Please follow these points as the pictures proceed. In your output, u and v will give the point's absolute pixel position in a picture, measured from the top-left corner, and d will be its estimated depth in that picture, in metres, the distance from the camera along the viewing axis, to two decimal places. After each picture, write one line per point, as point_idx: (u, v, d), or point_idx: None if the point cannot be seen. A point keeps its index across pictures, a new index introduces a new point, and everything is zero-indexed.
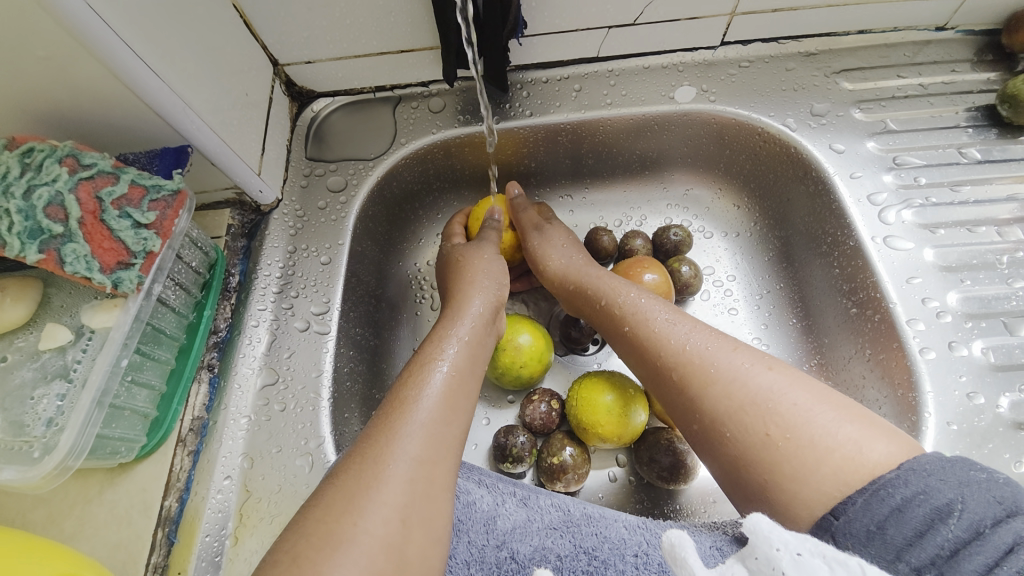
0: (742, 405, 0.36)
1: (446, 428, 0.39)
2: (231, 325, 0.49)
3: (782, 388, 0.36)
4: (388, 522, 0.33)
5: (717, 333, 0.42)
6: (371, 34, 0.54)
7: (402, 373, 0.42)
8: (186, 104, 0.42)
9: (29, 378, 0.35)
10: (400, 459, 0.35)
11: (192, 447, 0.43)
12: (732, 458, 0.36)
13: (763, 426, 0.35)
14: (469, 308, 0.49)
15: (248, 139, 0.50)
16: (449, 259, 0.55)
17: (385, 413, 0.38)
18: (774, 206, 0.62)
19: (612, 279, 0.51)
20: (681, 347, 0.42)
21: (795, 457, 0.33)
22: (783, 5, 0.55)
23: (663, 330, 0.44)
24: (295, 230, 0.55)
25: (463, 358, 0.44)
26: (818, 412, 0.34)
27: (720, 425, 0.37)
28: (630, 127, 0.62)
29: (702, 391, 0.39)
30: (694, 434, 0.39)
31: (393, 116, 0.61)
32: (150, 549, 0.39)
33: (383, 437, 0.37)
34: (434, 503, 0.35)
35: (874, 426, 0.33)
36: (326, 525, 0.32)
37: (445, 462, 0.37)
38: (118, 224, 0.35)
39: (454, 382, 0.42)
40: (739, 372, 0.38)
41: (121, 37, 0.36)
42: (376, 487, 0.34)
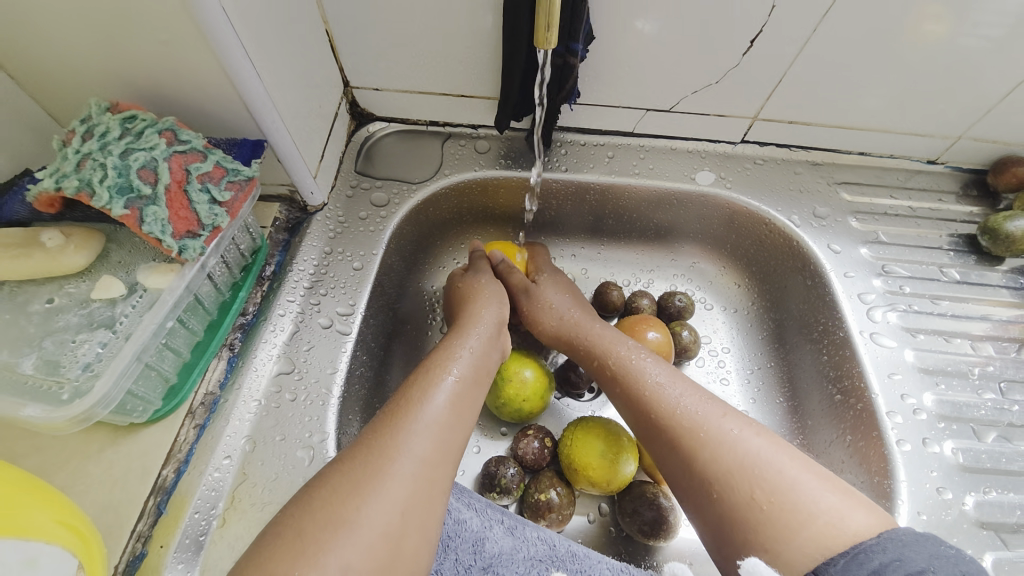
0: (730, 469, 0.39)
1: (452, 436, 0.40)
2: (258, 309, 0.51)
3: (768, 454, 0.39)
4: (391, 515, 0.34)
5: (708, 398, 0.44)
6: (439, 76, 0.60)
7: (413, 381, 0.44)
8: (272, 104, 0.46)
9: (74, 322, 0.37)
10: (407, 460, 0.37)
11: (199, 421, 0.44)
12: (719, 516, 0.38)
13: (750, 489, 0.38)
14: (480, 327, 0.51)
15: (312, 145, 0.55)
16: (463, 287, 0.58)
17: (397, 412, 0.40)
18: (770, 290, 0.68)
19: (606, 336, 0.54)
20: (672, 410, 0.44)
21: (777, 520, 0.36)
22: (798, 119, 0.63)
23: (654, 391, 0.46)
24: (334, 233, 0.58)
25: (473, 373, 0.46)
26: (803, 481, 0.37)
27: (708, 484, 0.40)
28: (652, 198, 0.68)
29: (693, 451, 0.41)
30: (680, 488, 0.42)
31: (441, 149, 0.67)
32: (138, 516, 0.39)
33: (392, 434, 0.38)
34: (434, 507, 0.37)
35: (853, 497, 0.36)
36: (333, 509, 0.33)
37: (446, 467, 0.39)
38: (198, 197, 0.38)
39: (463, 392, 0.44)
40: (728, 437, 0.40)
41: (239, 39, 0.41)
42: (382, 479, 0.35)
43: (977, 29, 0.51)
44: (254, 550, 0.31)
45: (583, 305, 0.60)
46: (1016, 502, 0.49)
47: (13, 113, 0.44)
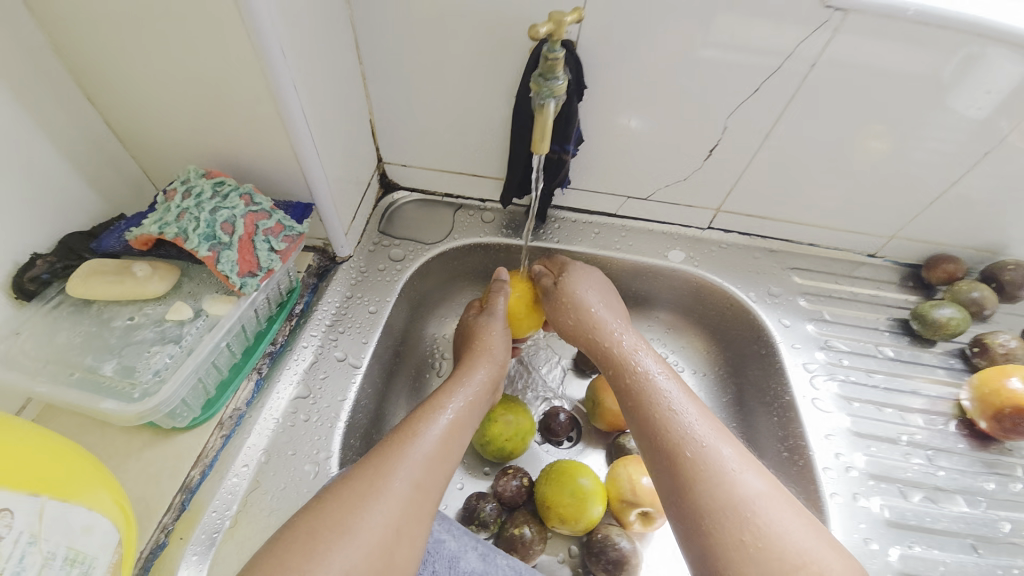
0: (726, 505, 0.46)
1: (440, 466, 0.47)
2: (286, 340, 0.59)
3: (760, 499, 0.46)
4: (385, 528, 0.41)
5: (718, 430, 0.51)
6: (457, 159, 0.74)
7: (415, 416, 0.51)
8: (323, 176, 0.58)
9: (150, 337, 0.45)
10: (402, 482, 0.44)
11: (226, 431, 0.51)
12: (706, 542, 0.45)
13: (739, 526, 0.44)
14: (478, 375, 0.59)
15: (347, 208, 0.67)
16: (473, 328, 0.65)
17: (396, 442, 0.47)
18: (733, 357, 0.77)
19: (629, 342, 0.62)
20: (685, 436, 0.50)
21: (762, 560, 0.43)
22: (753, 212, 0.76)
23: (667, 417, 0.52)
24: (355, 281, 0.68)
25: (464, 417, 0.53)
26: (788, 519, 0.45)
27: (704, 512, 0.46)
28: (631, 270, 0.79)
29: (693, 483, 0.48)
30: (681, 518, 0.48)
31: (452, 216, 0.79)
32: (166, 508, 0.46)
33: (392, 460, 0.45)
34: (421, 523, 0.44)
35: (828, 543, 0.44)
36: (340, 517, 0.40)
37: (434, 493, 0.46)
38: (260, 246, 0.49)
39: (454, 429, 0.51)
40: (727, 477, 0.47)
41: (309, 129, 0.54)
42: (378, 499, 0.42)
43: (891, 151, 0.64)
44: (272, 545, 0.39)
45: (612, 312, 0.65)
46: (938, 558, 0.56)
47: (119, 169, 0.56)
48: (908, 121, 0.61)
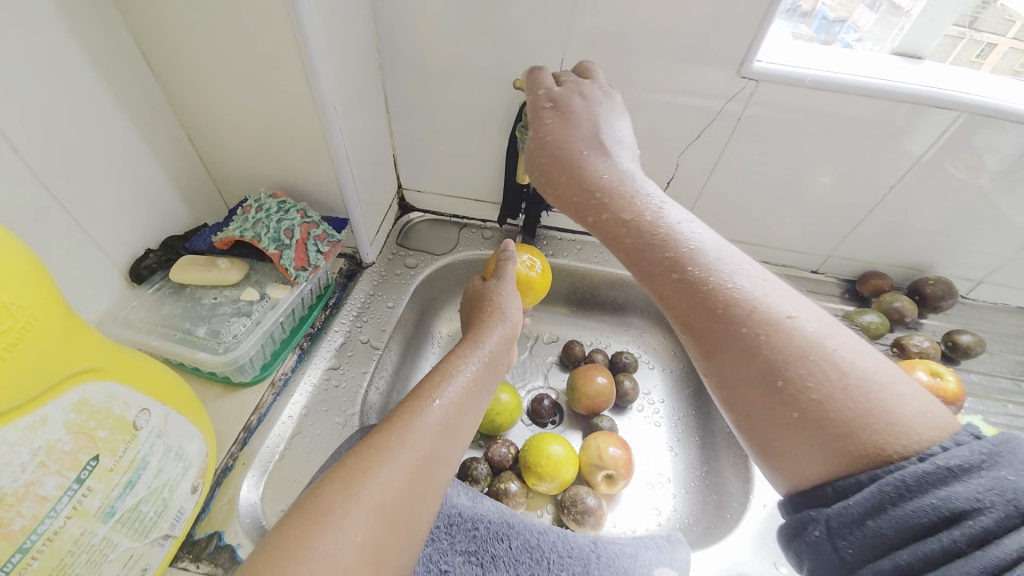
0: (819, 386, 0.35)
1: (449, 433, 0.44)
2: (322, 325, 0.75)
3: (842, 358, 0.36)
4: (391, 494, 0.37)
5: (770, 286, 0.39)
6: (462, 186, 0.91)
7: (420, 386, 0.47)
8: (357, 199, 0.75)
9: (230, 311, 0.61)
10: (410, 448, 0.40)
11: (276, 389, 0.66)
12: (805, 441, 0.35)
13: (843, 411, 0.34)
14: (488, 342, 0.55)
15: (372, 223, 0.83)
16: (483, 295, 0.64)
17: (400, 413, 0.43)
18: (693, 355, 0.90)
19: (615, 180, 0.48)
20: (747, 309, 0.38)
21: (868, 429, 0.33)
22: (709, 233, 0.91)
23: (720, 288, 0.39)
24: (377, 282, 0.84)
25: (468, 389, 0.48)
26: (877, 371, 0.35)
27: (795, 403, 0.35)
28: (608, 280, 0.94)
29: (772, 364, 0.36)
30: (759, 406, 0.37)
31: (458, 233, 0.95)
32: (233, 440, 0.60)
33: (400, 427, 0.41)
34: (428, 490, 0.40)
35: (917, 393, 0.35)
36: (348, 480, 0.36)
37: (444, 459, 0.42)
38: (310, 248, 0.65)
39: (467, 395, 0.48)
40: (806, 346, 0.36)
41: (349, 164, 0.70)
42: (383, 465, 0.38)
43: (818, 184, 0.80)
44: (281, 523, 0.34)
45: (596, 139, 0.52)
46: None
47: (203, 190, 0.74)
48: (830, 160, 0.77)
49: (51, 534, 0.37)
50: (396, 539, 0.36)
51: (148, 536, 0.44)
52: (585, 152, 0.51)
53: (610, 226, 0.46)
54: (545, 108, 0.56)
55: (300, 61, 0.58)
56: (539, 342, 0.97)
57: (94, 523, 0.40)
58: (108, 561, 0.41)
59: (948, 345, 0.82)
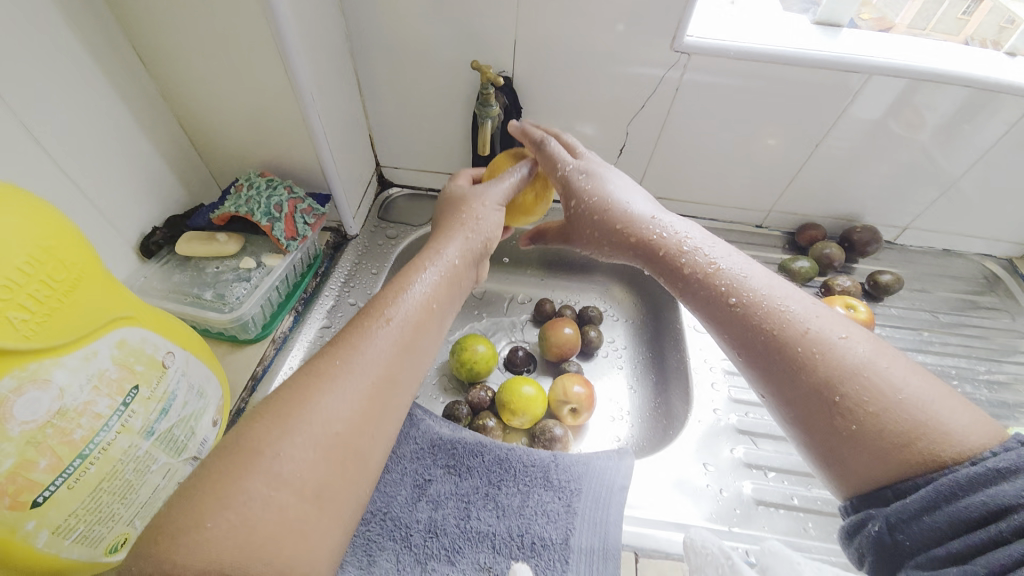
0: (901, 408, 0.41)
1: (397, 358, 0.46)
2: (313, 290, 0.84)
3: (916, 390, 0.42)
4: (332, 426, 0.40)
5: (841, 321, 0.47)
6: (435, 161, 0.99)
7: (370, 307, 0.49)
8: (338, 176, 0.83)
9: (231, 276, 0.71)
10: (352, 379, 0.43)
11: (276, 345, 0.76)
12: (879, 454, 0.41)
13: (894, 425, 0.40)
14: (448, 254, 0.57)
15: (354, 198, 0.91)
16: (464, 197, 0.65)
17: (346, 340, 0.46)
18: (651, 305, 1.00)
19: (672, 227, 0.58)
20: (805, 334, 0.46)
21: (936, 441, 0.39)
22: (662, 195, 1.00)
23: (776, 316, 0.48)
24: (361, 252, 0.93)
25: (418, 313, 0.50)
26: (917, 388, 0.42)
27: (858, 422, 0.42)
28: (573, 241, 1.03)
29: (835, 390, 0.43)
30: (817, 419, 0.44)
31: (435, 205, 1.04)
32: (242, 387, 0.70)
33: (342, 356, 0.44)
34: (377, 416, 0.43)
35: (964, 408, 0.41)
36: (288, 410, 0.40)
37: (392, 384, 0.45)
38: (298, 219, 0.74)
39: (421, 316, 0.50)
40: (880, 374, 0.43)
41: (328, 144, 0.78)
42: (322, 396, 0.41)
43: (765, 145, 0.89)
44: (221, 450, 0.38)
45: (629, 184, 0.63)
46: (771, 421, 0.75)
47: (197, 173, 0.82)
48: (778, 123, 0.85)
49: (105, 445, 0.46)
50: (334, 476, 0.39)
51: (181, 454, 0.55)
52: (622, 200, 0.60)
53: (668, 261, 0.56)
54: (577, 178, 0.62)
55: (278, 53, 0.65)
56: (513, 302, 1.07)
57: (139, 438, 0.49)
58: (151, 471, 0.51)
59: (871, 284, 0.93)
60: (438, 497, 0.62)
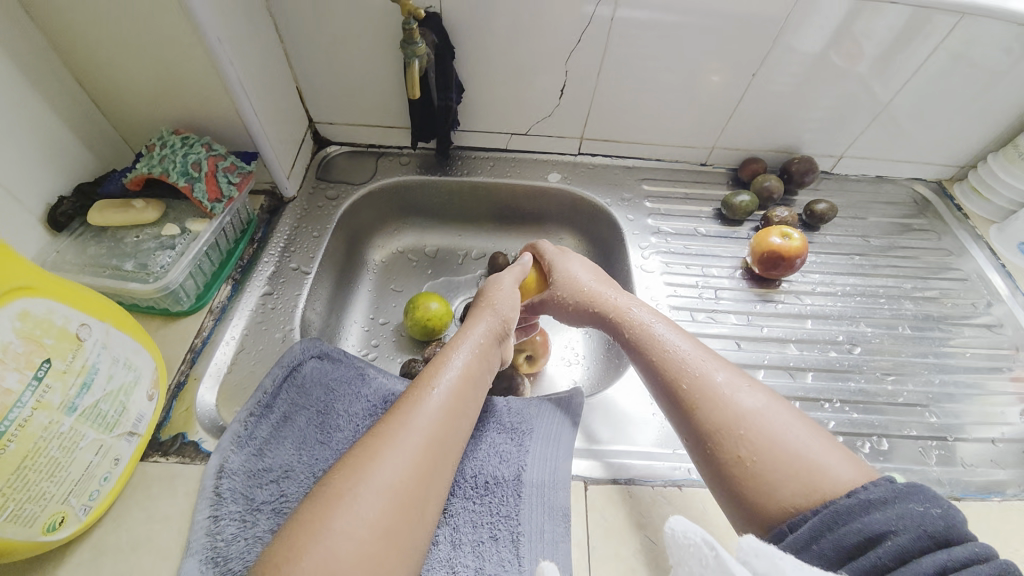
0: (793, 465, 0.47)
1: (438, 438, 0.51)
2: (251, 257, 0.81)
3: (804, 444, 0.48)
4: (375, 512, 0.44)
5: (769, 394, 0.54)
6: (372, 114, 0.94)
7: (405, 397, 0.54)
8: (263, 133, 0.78)
9: (154, 245, 0.68)
10: (387, 475, 0.46)
11: (215, 315, 0.73)
12: (766, 499, 0.47)
13: (777, 463, 0.48)
14: (478, 332, 0.64)
15: (286, 158, 0.87)
16: (484, 288, 0.73)
17: (388, 428, 0.50)
18: (603, 251, 1.01)
19: (641, 308, 0.66)
20: (734, 408, 0.52)
21: (824, 488, 0.45)
22: (608, 138, 0.99)
23: (719, 392, 0.54)
24: (300, 215, 0.89)
25: (451, 402, 0.54)
26: (809, 447, 0.48)
27: (756, 473, 0.48)
28: (523, 190, 1.01)
29: (747, 464, 0.49)
30: (718, 467, 0.51)
31: (376, 162, 0.99)
32: (181, 361, 0.68)
33: (382, 448, 0.48)
34: (416, 505, 0.46)
35: (849, 460, 0.47)
36: (336, 493, 0.44)
37: (425, 483, 0.48)
38: (221, 179, 0.71)
39: (452, 408, 0.53)
40: (792, 447, 0.48)
41: (247, 98, 0.73)
42: (366, 477, 0.45)
43: (709, 82, 0.88)
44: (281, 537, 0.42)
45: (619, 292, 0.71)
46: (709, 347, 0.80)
47: (106, 137, 0.75)
48: (721, 58, 0.84)
49: (22, 421, 0.45)
50: (398, 525, 0.45)
51: (113, 430, 0.54)
52: (584, 285, 0.72)
53: (612, 328, 0.67)
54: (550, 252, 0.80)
55: None
56: (467, 258, 1.05)
57: (60, 414, 0.48)
58: (79, 449, 0.50)
59: (808, 214, 0.97)
60: None
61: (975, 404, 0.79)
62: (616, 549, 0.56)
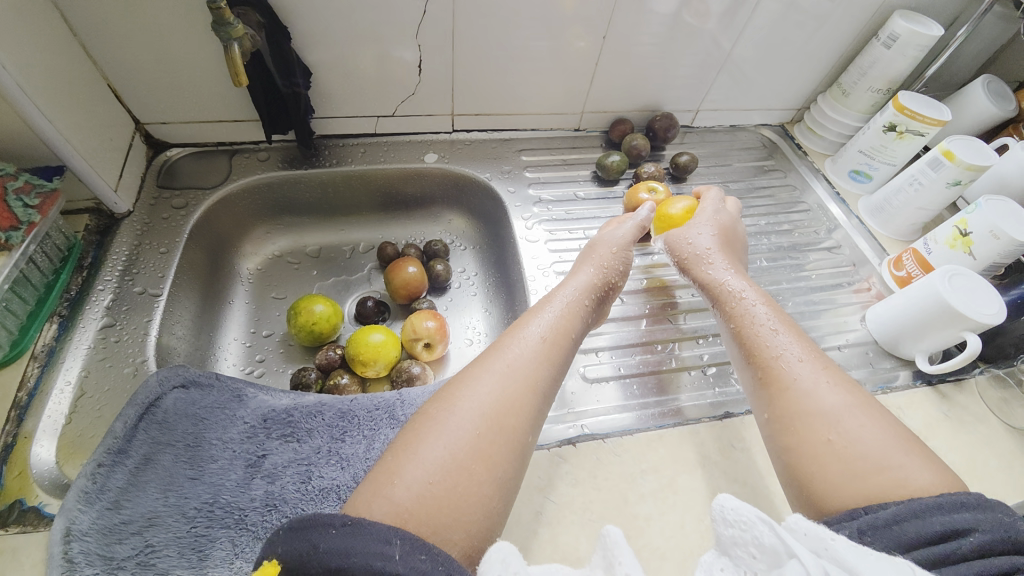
0: (871, 456, 0.48)
1: (518, 390, 0.51)
2: (80, 287, 0.70)
3: (889, 444, 0.48)
4: (460, 440, 0.46)
5: (863, 397, 0.53)
6: (212, 109, 0.84)
7: (508, 335, 0.58)
8: (66, 141, 0.67)
9: None
10: (467, 407, 0.49)
11: (41, 361, 0.63)
12: (827, 472, 0.49)
13: (842, 446, 0.50)
14: (568, 294, 0.66)
15: (109, 168, 0.75)
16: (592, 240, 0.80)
17: (491, 360, 0.54)
18: (492, 227, 1.01)
19: (758, 306, 0.65)
20: (812, 391, 0.54)
21: (894, 485, 0.45)
22: (479, 112, 0.98)
23: (803, 376, 0.56)
24: (141, 230, 0.78)
25: (540, 350, 0.56)
26: (896, 452, 0.48)
27: (829, 444, 0.50)
28: (400, 175, 0.96)
29: (798, 414, 0.54)
30: (785, 434, 0.54)
31: (229, 161, 0.89)
32: (3, 420, 0.58)
33: (478, 378, 0.52)
34: (495, 443, 0.47)
35: (939, 473, 0.46)
36: (434, 411, 0.49)
37: (512, 424, 0.49)
38: (13, 203, 0.63)
39: (540, 365, 0.55)
40: (872, 435, 0.49)
41: (32, 100, 0.62)
42: (447, 416, 0.48)
43: (576, 48, 0.89)
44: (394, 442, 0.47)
45: (736, 271, 0.72)
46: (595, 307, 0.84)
47: None
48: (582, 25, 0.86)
49: None
50: (476, 454, 0.46)
51: None
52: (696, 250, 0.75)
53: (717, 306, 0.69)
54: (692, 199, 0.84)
55: None
56: (355, 252, 0.99)
57: None
58: None
59: (673, 167, 1.03)
60: (274, 470, 0.59)
61: (827, 318, 0.90)
62: (519, 515, 0.59)
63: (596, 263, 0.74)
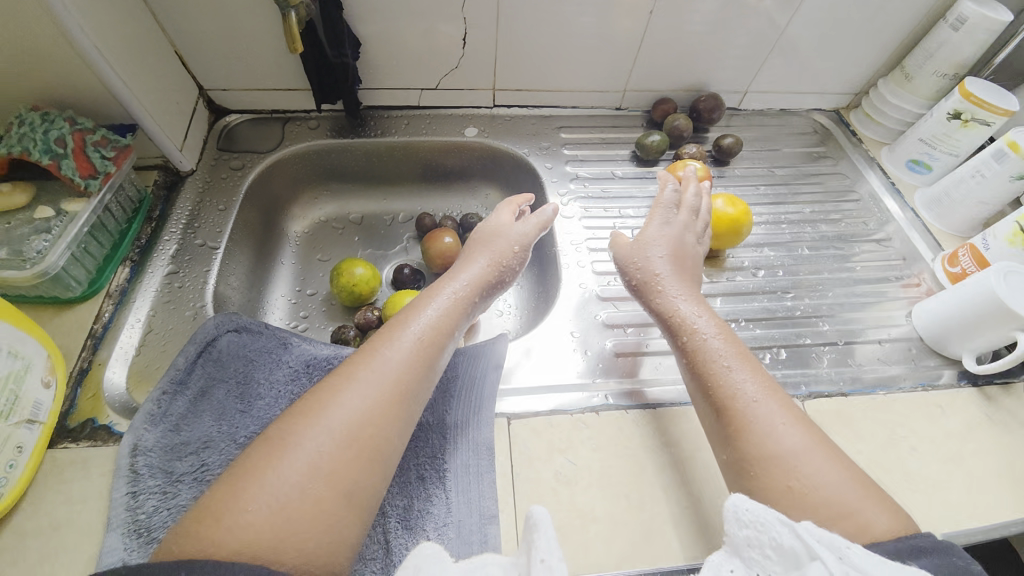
0: (817, 504, 0.48)
1: (381, 411, 0.50)
2: (149, 237, 0.77)
3: (828, 490, 0.49)
4: (314, 469, 0.44)
5: (810, 438, 0.53)
6: (268, 77, 0.89)
7: (371, 346, 0.56)
8: (137, 101, 0.72)
9: (28, 230, 0.64)
10: (323, 432, 0.46)
11: (115, 300, 0.70)
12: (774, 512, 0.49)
13: (790, 486, 0.49)
14: (431, 303, 0.63)
15: (175, 129, 0.81)
16: (478, 236, 0.76)
17: (354, 373, 0.52)
18: None
19: (725, 337, 0.63)
20: (771, 428, 0.53)
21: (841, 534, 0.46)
22: (521, 88, 0.99)
23: (763, 414, 0.54)
24: (202, 189, 0.84)
25: (403, 369, 0.54)
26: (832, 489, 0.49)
27: (782, 484, 0.50)
28: (441, 148, 0.99)
29: (751, 446, 0.53)
30: (741, 467, 0.53)
31: (282, 128, 0.94)
32: (82, 348, 0.65)
33: (339, 399, 0.49)
34: (358, 473, 0.46)
35: (879, 516, 0.48)
36: (288, 433, 0.46)
37: (368, 451, 0.48)
38: (93, 154, 0.67)
39: (394, 386, 0.52)
40: (814, 482, 0.49)
41: (107, 61, 0.67)
42: (296, 442, 0.46)
43: (623, 24, 0.88)
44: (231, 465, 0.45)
45: (691, 297, 0.69)
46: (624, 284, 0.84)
47: None
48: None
49: None
50: (338, 483, 0.45)
51: (8, 418, 0.53)
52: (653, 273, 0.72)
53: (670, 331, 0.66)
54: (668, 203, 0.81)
55: None
56: (395, 222, 1.03)
57: None
58: None
59: (717, 150, 1.01)
60: None
61: (871, 311, 0.87)
62: (539, 473, 0.61)
63: (488, 261, 0.71)
